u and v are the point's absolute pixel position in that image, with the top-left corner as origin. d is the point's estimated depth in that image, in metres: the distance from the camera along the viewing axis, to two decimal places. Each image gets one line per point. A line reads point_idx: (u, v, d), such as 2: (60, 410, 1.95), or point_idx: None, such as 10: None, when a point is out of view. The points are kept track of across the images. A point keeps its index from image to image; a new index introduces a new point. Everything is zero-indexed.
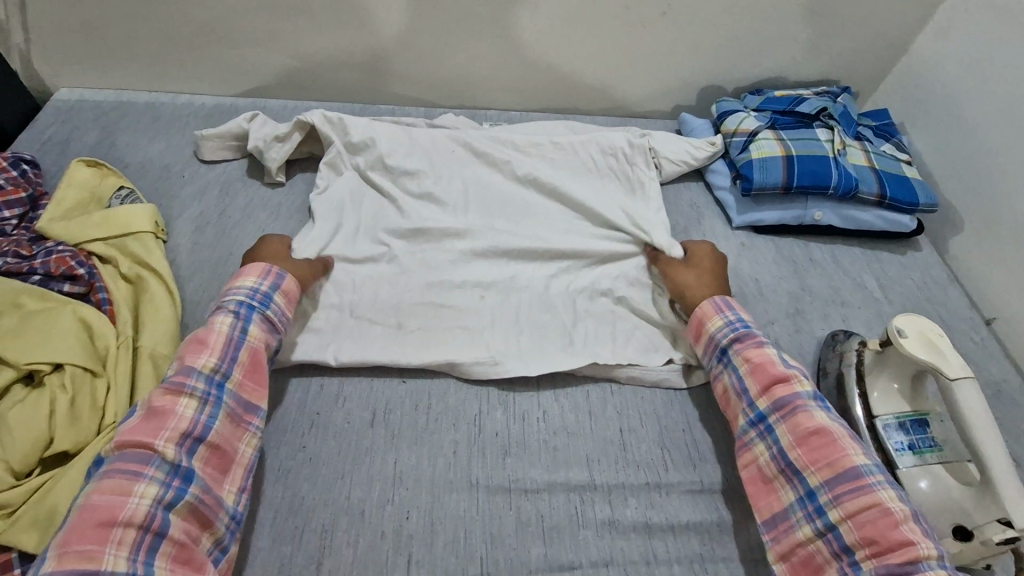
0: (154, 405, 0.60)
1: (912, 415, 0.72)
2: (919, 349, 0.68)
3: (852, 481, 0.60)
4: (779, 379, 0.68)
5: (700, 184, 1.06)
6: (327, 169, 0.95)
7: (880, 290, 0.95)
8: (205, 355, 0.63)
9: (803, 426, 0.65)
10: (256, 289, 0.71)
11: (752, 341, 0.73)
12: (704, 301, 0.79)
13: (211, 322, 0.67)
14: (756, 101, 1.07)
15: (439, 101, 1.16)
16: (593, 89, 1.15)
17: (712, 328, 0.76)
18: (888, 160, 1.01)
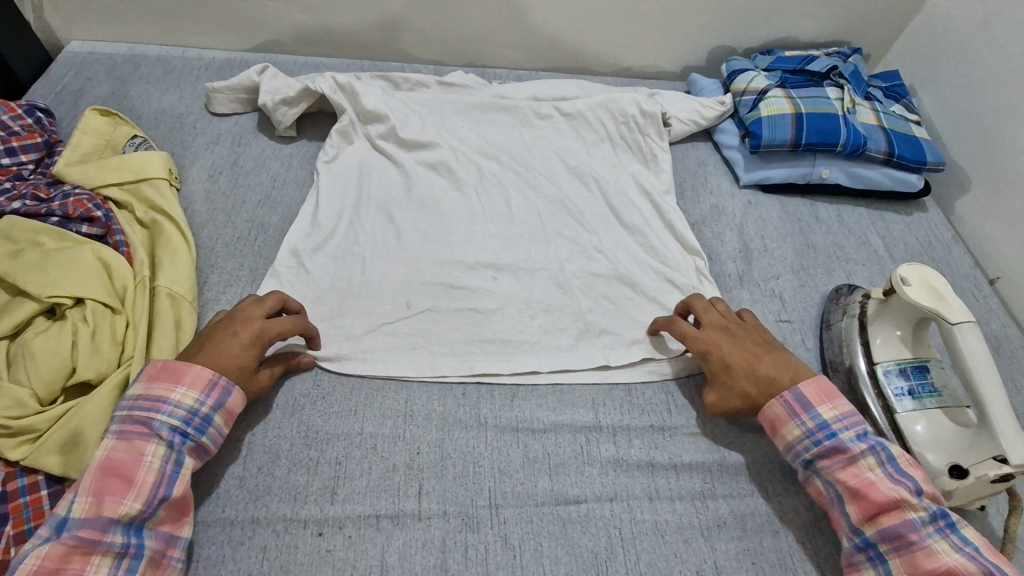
0: (59, 564, 0.53)
1: (913, 362, 0.74)
2: (922, 295, 0.70)
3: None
4: (885, 505, 0.61)
5: (708, 145, 1.07)
6: (338, 136, 0.95)
7: (885, 248, 0.96)
8: (124, 504, 0.55)
9: (920, 568, 0.58)
10: (191, 409, 0.61)
11: (843, 456, 0.64)
12: (775, 400, 0.68)
13: (137, 453, 0.58)
14: (766, 60, 1.07)
15: (450, 60, 1.16)
16: (603, 48, 1.14)
17: (790, 435, 0.67)
18: (897, 119, 1.01)
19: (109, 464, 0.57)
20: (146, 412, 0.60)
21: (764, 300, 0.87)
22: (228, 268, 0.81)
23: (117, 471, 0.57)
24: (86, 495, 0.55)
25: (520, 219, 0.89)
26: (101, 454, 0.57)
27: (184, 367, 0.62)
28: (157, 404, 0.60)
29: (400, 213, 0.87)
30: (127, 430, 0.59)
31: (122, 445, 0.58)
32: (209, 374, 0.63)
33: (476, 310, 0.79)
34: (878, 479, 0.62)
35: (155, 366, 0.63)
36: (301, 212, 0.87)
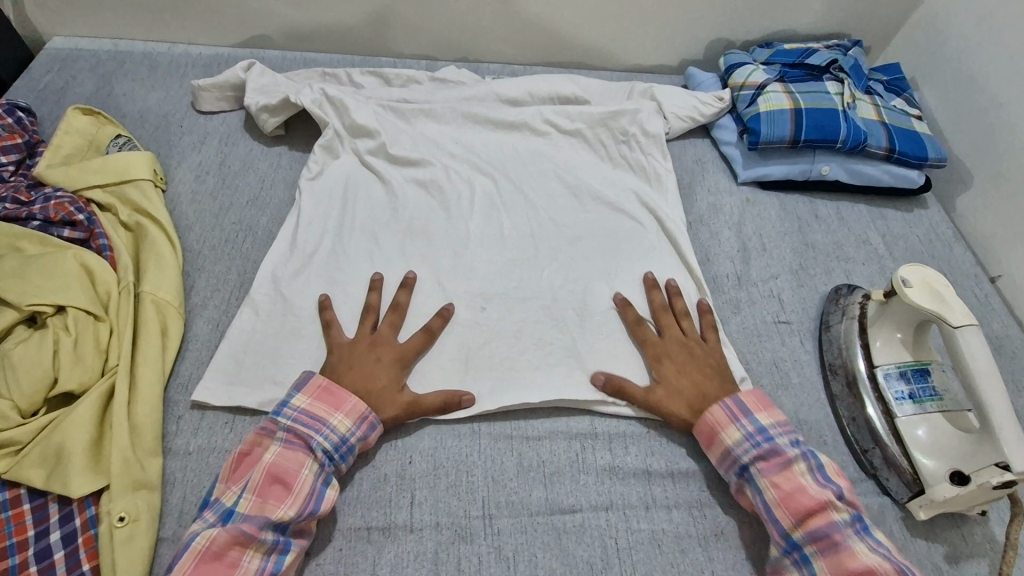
0: (221, 552, 0.56)
1: (913, 365, 0.73)
2: (923, 297, 0.68)
3: (828, 535, 0.60)
4: (769, 454, 0.65)
5: (706, 141, 1.06)
6: (323, 152, 0.93)
7: (884, 246, 0.95)
8: (235, 574, 0.55)
9: (796, 508, 0.62)
10: (317, 480, 0.61)
11: (779, 460, 0.64)
12: (717, 405, 0.69)
13: (298, 464, 0.61)
14: (765, 53, 1.05)
15: (442, 55, 1.14)
16: (598, 42, 1.12)
17: (729, 439, 0.67)
18: (898, 115, 0.98)
19: (235, 537, 0.56)
20: (282, 482, 0.60)
21: (762, 300, 0.86)
22: (215, 272, 0.80)
23: (232, 543, 0.56)
24: (182, 570, 0.54)
25: (511, 232, 0.89)
26: (205, 531, 0.56)
27: (311, 425, 0.63)
28: (290, 473, 0.60)
29: (386, 234, 0.86)
30: (262, 500, 0.58)
31: (242, 518, 0.57)
32: (349, 425, 0.64)
33: (468, 321, 0.79)
34: (789, 453, 0.65)
35: (281, 428, 0.62)
36: (287, 222, 0.85)
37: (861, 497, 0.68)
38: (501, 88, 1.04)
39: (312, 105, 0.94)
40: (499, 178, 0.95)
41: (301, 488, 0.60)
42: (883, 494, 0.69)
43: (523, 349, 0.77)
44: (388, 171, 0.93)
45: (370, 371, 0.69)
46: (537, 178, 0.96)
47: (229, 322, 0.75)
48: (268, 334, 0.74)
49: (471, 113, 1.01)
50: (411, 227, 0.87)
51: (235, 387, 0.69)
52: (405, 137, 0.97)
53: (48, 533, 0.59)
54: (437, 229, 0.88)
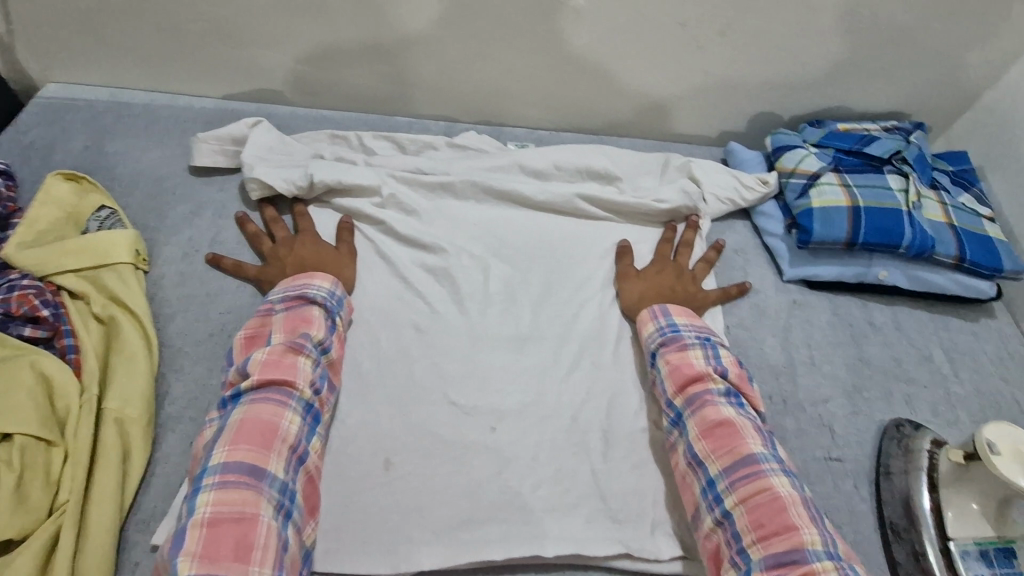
0: (256, 416, 0.59)
1: (994, 541, 0.62)
2: (1013, 469, 0.58)
3: (784, 545, 0.55)
4: (696, 396, 0.67)
5: (747, 227, 0.96)
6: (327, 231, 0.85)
7: (949, 365, 0.84)
8: (298, 372, 0.63)
9: (705, 420, 0.64)
10: (314, 374, 0.65)
11: (676, 345, 0.72)
12: (645, 309, 0.78)
13: (299, 347, 0.65)
14: (817, 134, 0.95)
15: (462, 117, 1.05)
16: (633, 110, 1.03)
17: (646, 335, 0.76)
18: (968, 215, 0.88)
19: (291, 346, 0.65)
20: (305, 320, 0.68)
21: (811, 428, 0.75)
22: (194, 374, 0.71)
23: (291, 350, 0.65)
24: (254, 372, 0.62)
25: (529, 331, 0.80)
26: (262, 349, 0.64)
27: (310, 308, 0.69)
28: (292, 361, 0.64)
29: (388, 332, 0.77)
30: (292, 331, 0.67)
31: (286, 339, 0.66)
32: (332, 284, 0.73)
33: (475, 448, 0.69)
34: (721, 400, 0.66)
35: (278, 303, 0.70)
36: None
37: None
38: (524, 159, 0.95)
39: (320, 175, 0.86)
40: (516, 263, 0.86)
41: (308, 369, 0.64)
42: None
43: (537, 484, 0.67)
44: (396, 255, 0.85)
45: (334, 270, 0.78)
46: (560, 268, 0.87)
47: None
48: None
49: (491, 187, 0.91)
50: (417, 324, 0.78)
51: None
52: (417, 215, 0.88)
53: None
54: (446, 326, 0.79)
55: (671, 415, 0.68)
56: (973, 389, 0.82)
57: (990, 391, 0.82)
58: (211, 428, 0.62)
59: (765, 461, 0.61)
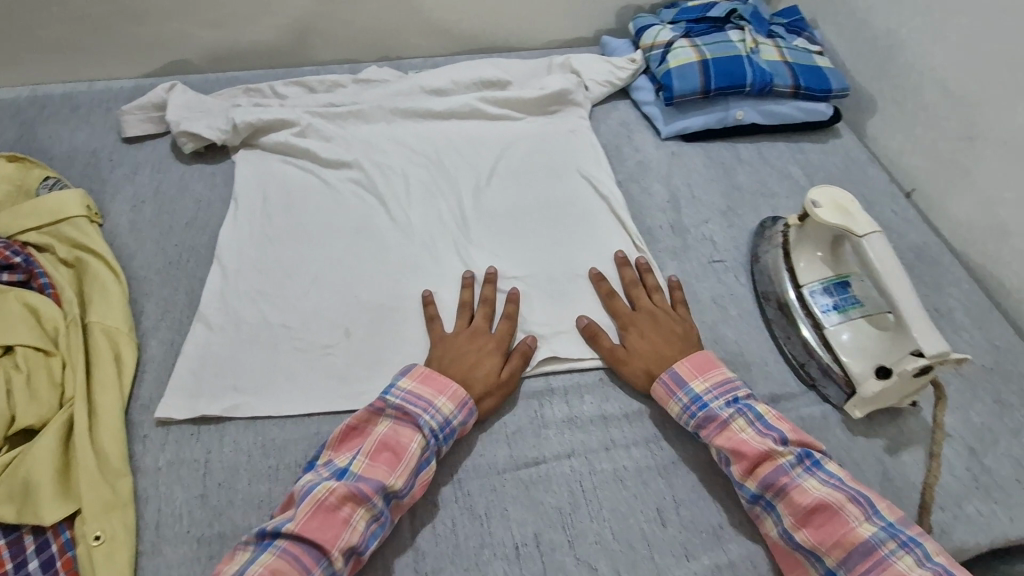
0: (333, 503, 0.59)
1: (836, 278, 0.78)
2: (832, 215, 0.74)
3: (865, 557, 0.58)
4: (771, 479, 0.63)
5: (628, 103, 1.10)
6: (258, 166, 0.96)
7: (805, 178, 1.00)
8: (344, 534, 0.58)
9: (797, 508, 0.62)
10: (421, 456, 0.64)
11: (716, 424, 0.68)
12: (655, 382, 0.72)
13: (406, 439, 0.64)
14: (671, 13, 1.09)
15: (364, 58, 1.16)
16: (513, 23, 1.15)
17: (672, 412, 0.71)
18: (801, 53, 1.04)
19: (352, 493, 0.59)
20: (393, 451, 0.64)
21: (695, 243, 0.90)
22: (163, 295, 0.81)
23: (346, 499, 0.59)
24: (300, 515, 0.58)
25: (449, 212, 0.92)
26: (325, 483, 0.60)
27: (419, 405, 0.66)
28: (401, 446, 0.64)
29: (327, 234, 0.88)
30: (373, 465, 0.62)
31: (356, 476, 0.61)
32: (452, 408, 0.67)
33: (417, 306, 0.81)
34: (800, 476, 0.63)
35: (391, 404, 0.66)
36: (227, 235, 0.87)
37: (804, 408, 0.74)
38: (424, 80, 1.07)
39: (243, 117, 0.96)
40: (431, 164, 0.98)
41: (408, 461, 0.63)
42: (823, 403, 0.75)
43: None
44: (324, 176, 0.96)
45: (472, 359, 0.72)
46: (471, 162, 0.99)
47: (182, 341, 0.77)
48: (225, 346, 0.76)
49: (399, 108, 1.03)
50: (352, 225, 0.90)
51: (197, 401, 0.71)
52: (337, 141, 0.99)
53: (25, 563, 0.60)
54: (377, 222, 0.90)
55: (745, 498, 0.65)
56: None
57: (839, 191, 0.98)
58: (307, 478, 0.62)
59: (881, 543, 0.59)
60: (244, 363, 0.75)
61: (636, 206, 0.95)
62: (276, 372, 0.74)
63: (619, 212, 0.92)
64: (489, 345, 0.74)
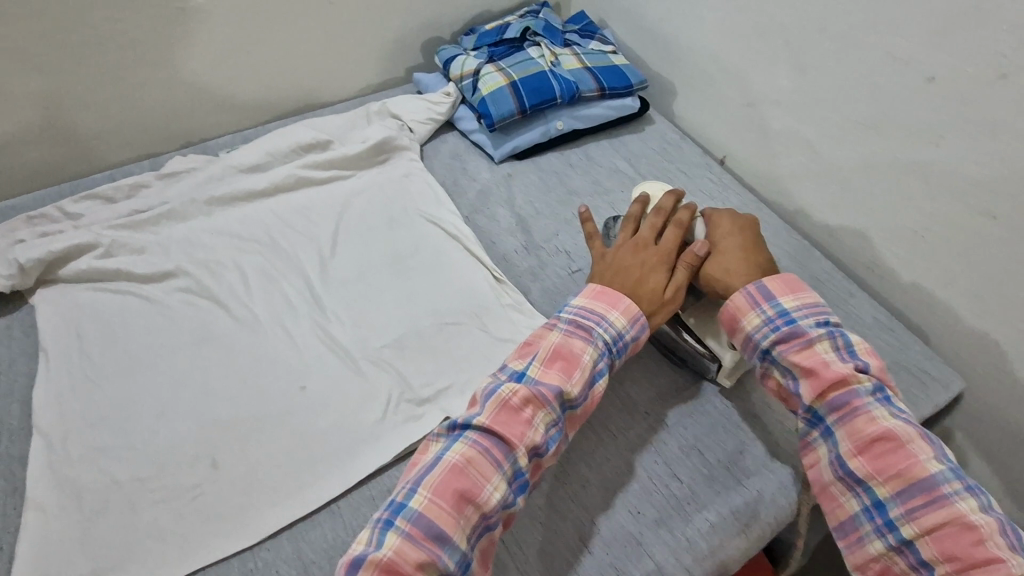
0: (471, 461, 0.57)
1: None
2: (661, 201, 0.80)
3: (924, 493, 0.55)
4: (843, 403, 0.60)
5: (455, 135, 1.10)
6: (63, 304, 0.84)
7: (633, 168, 1.06)
8: (529, 431, 0.59)
9: (859, 434, 0.58)
10: (519, 467, 0.59)
11: (800, 340, 0.63)
12: (736, 292, 0.68)
13: (579, 355, 0.64)
14: (471, 40, 1.11)
15: (163, 149, 1.06)
16: (318, 80, 1.11)
17: (747, 325, 0.67)
18: (597, 55, 1.10)
19: (461, 502, 0.55)
20: (566, 360, 0.64)
21: (551, 258, 0.92)
22: None
23: (528, 401, 0.60)
24: (437, 476, 0.56)
25: (298, 295, 0.87)
26: (506, 384, 0.61)
27: (592, 318, 0.66)
28: (563, 371, 0.63)
29: (165, 359, 0.79)
30: (475, 469, 0.56)
31: (532, 384, 0.61)
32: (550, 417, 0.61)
33: (285, 409, 0.76)
34: (876, 408, 0.59)
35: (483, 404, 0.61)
36: (41, 396, 0.75)
37: (682, 392, 0.79)
38: (236, 159, 0.99)
39: (27, 254, 0.83)
40: (265, 248, 0.91)
41: (582, 377, 0.63)
42: (697, 378, 0.81)
43: (355, 407, 0.76)
44: (146, 293, 0.86)
45: (636, 274, 0.70)
46: (309, 234, 0.94)
47: (13, 539, 0.65)
48: (69, 528, 0.65)
49: (215, 196, 0.95)
50: (193, 340, 0.81)
51: None
52: (152, 250, 0.89)
53: None
54: (219, 328, 0.83)
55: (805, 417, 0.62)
56: (653, 177, 1.05)
57: (664, 172, 1.06)
58: (433, 442, 0.60)
59: (945, 481, 0.55)
60: (97, 539, 0.65)
61: (486, 237, 0.96)
62: (141, 536, 0.66)
63: (471, 246, 0.92)
64: (652, 259, 0.71)
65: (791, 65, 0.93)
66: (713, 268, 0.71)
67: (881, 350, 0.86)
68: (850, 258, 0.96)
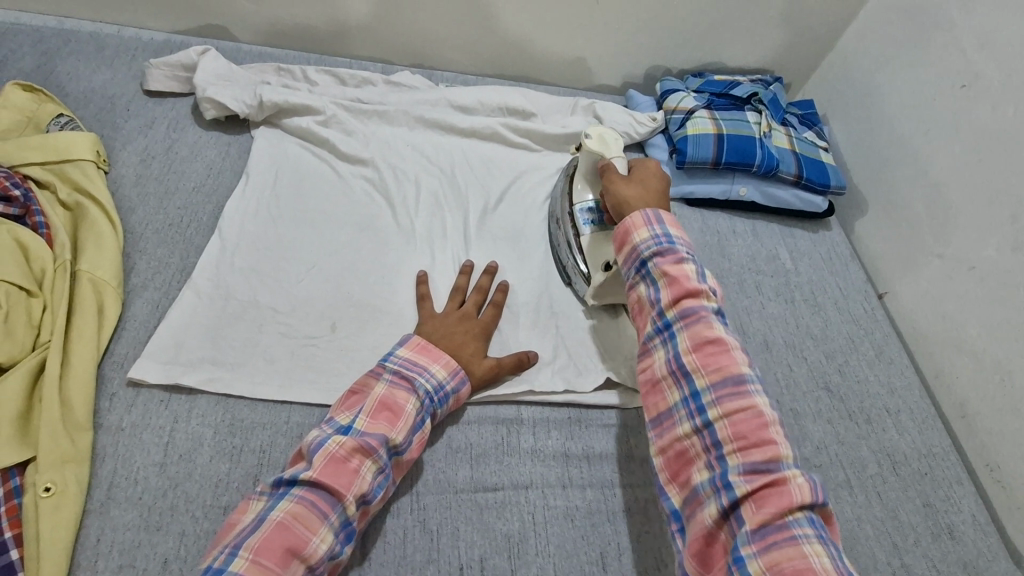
0: (288, 516, 0.55)
1: (593, 201, 0.90)
2: (597, 145, 0.87)
3: (753, 435, 0.57)
4: (704, 345, 0.63)
5: (641, 157, 1.14)
6: (274, 146, 0.96)
7: (791, 261, 1.05)
8: (356, 481, 0.60)
9: (711, 374, 0.61)
10: (417, 417, 0.67)
11: (674, 257, 0.68)
12: (636, 211, 0.72)
13: (404, 402, 0.66)
14: (697, 82, 1.15)
15: (399, 61, 1.18)
16: (548, 60, 1.19)
17: (638, 240, 0.70)
18: (808, 145, 1.11)
19: (360, 446, 0.61)
20: (392, 410, 0.65)
21: None
22: (157, 255, 0.81)
23: (355, 451, 0.61)
24: (260, 534, 0.54)
25: (454, 228, 0.94)
26: (335, 437, 0.61)
27: (415, 369, 0.69)
28: (398, 407, 0.66)
29: (330, 225, 0.89)
30: (374, 422, 0.64)
31: (360, 433, 0.62)
32: (445, 376, 0.70)
33: (405, 316, 0.82)
34: (753, 388, 0.61)
35: (389, 370, 0.68)
36: (230, 208, 0.87)
37: None
38: (453, 95, 1.08)
39: (270, 95, 0.97)
40: (443, 177, 0.99)
41: (407, 421, 0.65)
42: None
43: None
44: (338, 168, 0.97)
45: (458, 338, 0.76)
46: (482, 183, 1.01)
47: (169, 305, 0.77)
48: (211, 318, 0.76)
49: (424, 117, 1.04)
50: (358, 222, 0.90)
51: (173, 367, 0.71)
52: (357, 137, 1.00)
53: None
54: (381, 223, 0.91)
55: (667, 355, 0.65)
56: (807, 278, 1.04)
57: (820, 279, 1.04)
58: (254, 501, 0.59)
59: (772, 427, 0.58)
60: (226, 338, 0.75)
61: None
62: (257, 352, 0.75)
63: None
64: (472, 329, 0.78)
65: (1007, 239, 0.88)
66: (617, 196, 0.77)
67: (966, 549, 0.79)
68: (974, 447, 0.90)
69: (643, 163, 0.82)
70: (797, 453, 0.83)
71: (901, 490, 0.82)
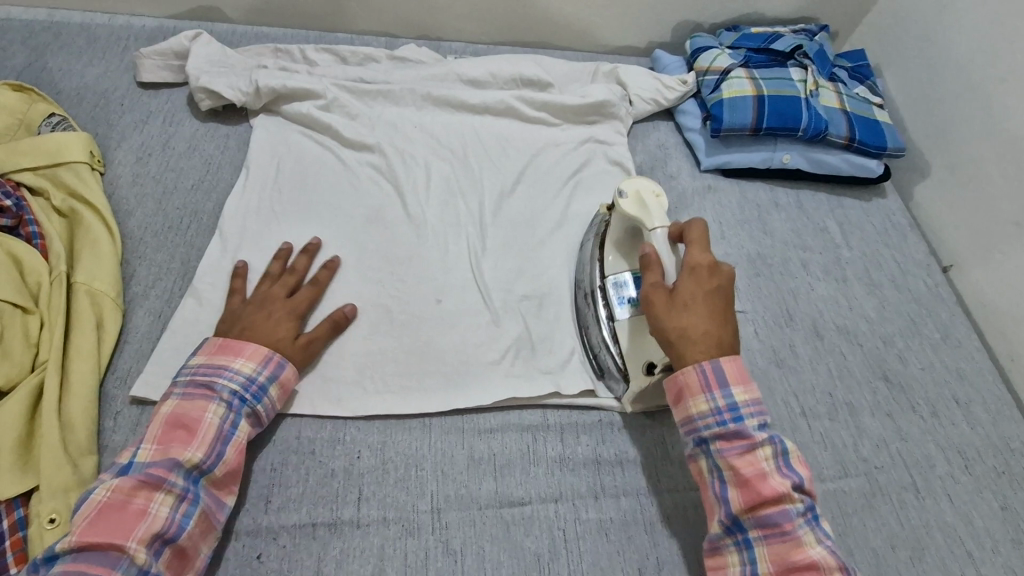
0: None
1: (631, 273, 0.75)
2: (631, 207, 0.73)
3: (785, 530, 0.56)
4: (733, 440, 0.58)
5: (670, 125, 1.04)
6: (273, 135, 0.90)
7: (842, 235, 0.95)
8: (140, 525, 0.53)
9: (744, 471, 0.57)
10: (224, 423, 0.60)
11: (740, 443, 0.58)
12: (691, 367, 0.61)
13: (201, 411, 0.60)
14: (732, 37, 1.03)
15: (404, 33, 1.09)
16: (565, 24, 1.09)
17: (693, 402, 0.61)
18: (860, 102, 0.99)
19: (142, 482, 0.55)
20: (186, 428, 0.59)
21: None
22: (157, 261, 0.77)
23: (137, 490, 0.55)
24: None
25: (466, 214, 0.86)
26: (104, 481, 0.55)
27: (211, 372, 0.62)
28: (194, 419, 0.59)
29: (334, 221, 0.83)
30: (160, 448, 0.58)
31: (140, 467, 0.56)
32: (254, 366, 0.64)
33: (416, 312, 0.76)
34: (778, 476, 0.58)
35: (180, 384, 0.62)
36: (229, 207, 0.81)
37: None
38: (462, 68, 0.99)
39: (266, 81, 0.90)
40: (454, 159, 0.92)
41: (206, 431, 0.59)
42: None
43: (479, 342, 0.75)
44: (342, 155, 0.90)
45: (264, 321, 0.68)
46: (497, 165, 0.93)
47: (171, 313, 0.73)
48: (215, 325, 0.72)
49: (431, 94, 0.96)
50: (364, 215, 0.84)
51: None
52: (362, 119, 0.93)
53: None
54: (387, 215, 0.85)
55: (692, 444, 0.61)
56: (860, 255, 0.93)
57: (875, 255, 0.94)
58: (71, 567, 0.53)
59: (802, 520, 0.56)
60: None
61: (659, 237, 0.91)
62: None
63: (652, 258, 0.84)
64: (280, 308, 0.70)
65: None
66: (681, 323, 0.62)
67: None
68: None
69: (692, 255, 0.65)
70: (854, 453, 0.75)
71: (975, 494, 0.74)
